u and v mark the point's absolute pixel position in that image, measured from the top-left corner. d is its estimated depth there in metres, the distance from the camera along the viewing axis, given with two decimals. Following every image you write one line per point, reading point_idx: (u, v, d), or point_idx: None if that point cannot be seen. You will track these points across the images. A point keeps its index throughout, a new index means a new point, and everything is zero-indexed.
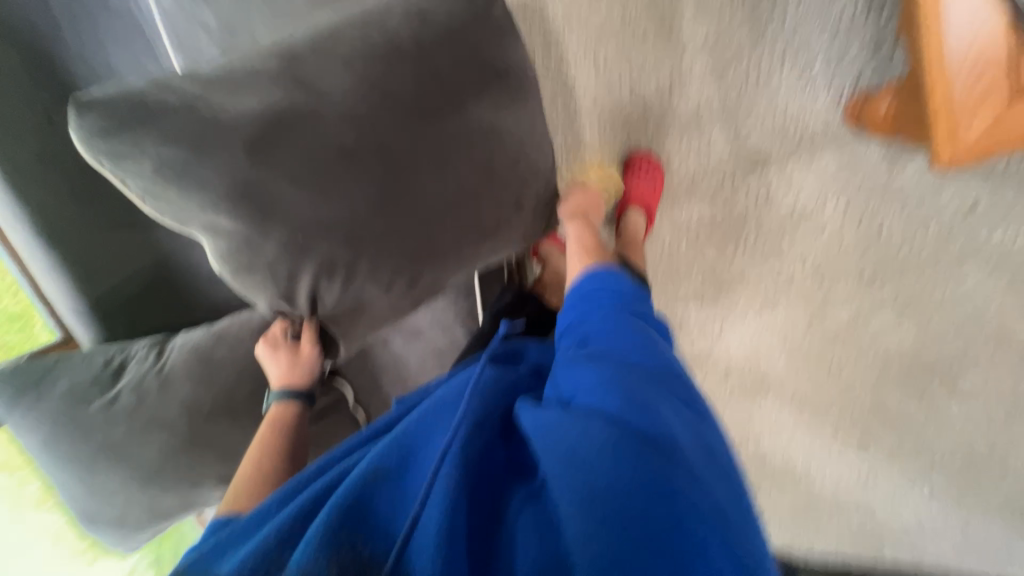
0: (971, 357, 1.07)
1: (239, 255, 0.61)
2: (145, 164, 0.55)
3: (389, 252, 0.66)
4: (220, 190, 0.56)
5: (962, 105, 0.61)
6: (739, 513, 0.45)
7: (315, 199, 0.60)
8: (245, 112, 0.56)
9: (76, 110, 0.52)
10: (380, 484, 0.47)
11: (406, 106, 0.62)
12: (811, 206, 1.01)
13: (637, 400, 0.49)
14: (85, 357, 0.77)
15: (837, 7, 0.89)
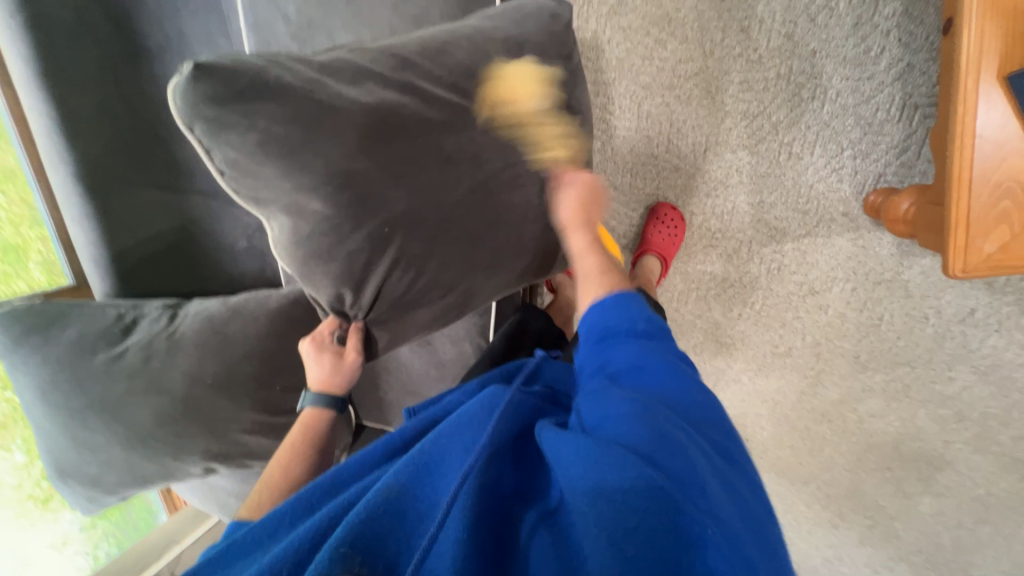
0: (948, 457, 1.10)
1: (321, 237, 0.62)
2: (253, 136, 0.57)
3: (459, 257, 0.69)
4: (325, 171, 0.59)
5: (980, 219, 0.61)
6: (772, 566, 0.41)
7: (409, 193, 0.64)
8: (357, 102, 0.60)
9: (198, 73, 0.54)
10: (395, 501, 0.46)
11: (499, 124, 0.68)
12: (819, 285, 1.05)
13: (667, 436, 0.45)
14: (98, 308, 0.78)
15: (874, 105, 0.93)
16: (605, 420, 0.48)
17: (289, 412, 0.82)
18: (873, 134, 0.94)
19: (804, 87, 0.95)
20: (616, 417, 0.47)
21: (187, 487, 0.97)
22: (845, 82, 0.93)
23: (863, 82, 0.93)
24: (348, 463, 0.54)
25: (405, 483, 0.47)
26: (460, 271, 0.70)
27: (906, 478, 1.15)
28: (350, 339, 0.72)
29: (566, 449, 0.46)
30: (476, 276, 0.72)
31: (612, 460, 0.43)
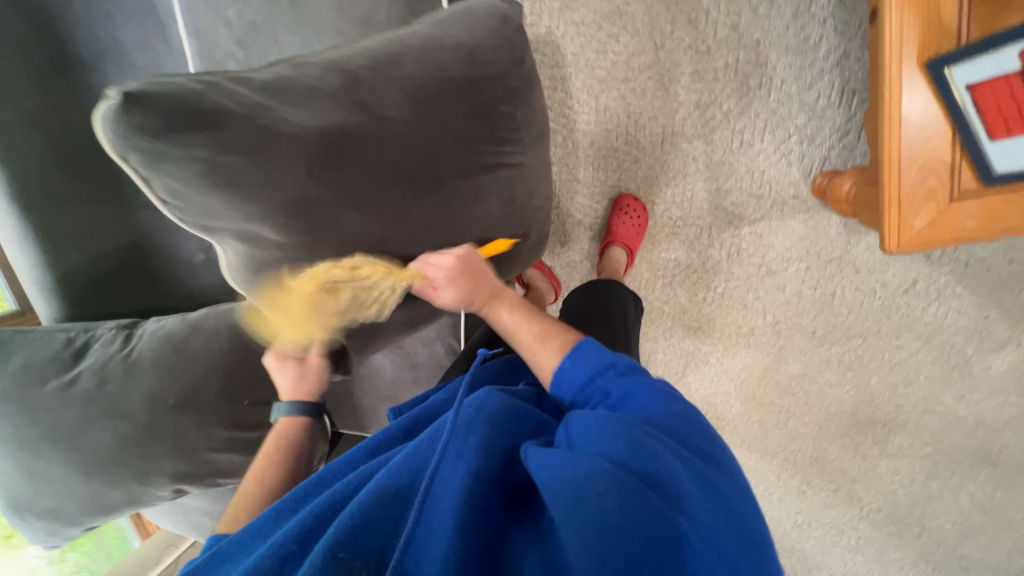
0: (900, 419, 1.17)
1: (275, 267, 0.62)
2: (191, 169, 0.53)
3: (416, 274, 0.72)
4: (274, 204, 0.57)
5: (910, 198, 0.65)
6: (752, 557, 0.43)
7: (365, 216, 0.63)
8: (307, 126, 0.57)
9: (122, 104, 0.48)
10: (385, 505, 0.45)
11: (453, 139, 0.68)
12: (776, 266, 1.10)
13: (646, 445, 0.47)
14: (45, 334, 0.74)
15: (816, 91, 0.97)
16: (585, 433, 0.49)
17: (262, 426, 0.82)
18: (817, 119, 0.99)
19: (751, 76, 0.99)
20: (598, 427, 0.49)
21: (157, 510, 0.94)
22: (789, 70, 0.97)
23: (805, 70, 0.97)
24: (333, 468, 0.53)
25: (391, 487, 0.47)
26: (418, 287, 0.73)
27: (864, 443, 1.22)
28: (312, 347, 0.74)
29: (548, 459, 0.48)
30: None
31: (592, 472, 0.44)
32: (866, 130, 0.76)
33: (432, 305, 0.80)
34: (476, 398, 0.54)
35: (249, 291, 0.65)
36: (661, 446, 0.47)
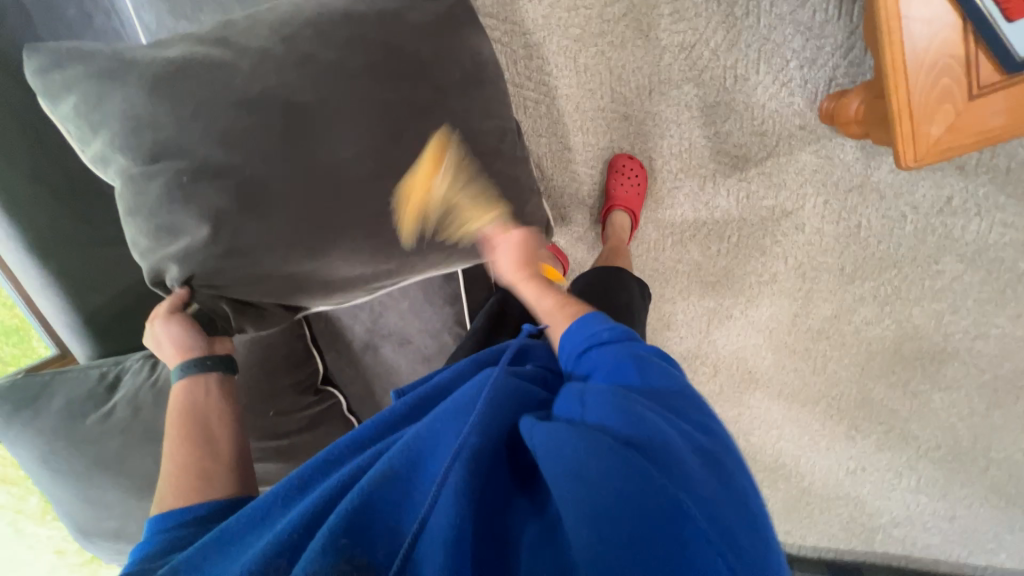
0: (951, 350, 1.09)
1: (130, 196, 0.64)
2: (72, 102, 0.64)
3: (281, 214, 0.64)
4: (120, 126, 0.62)
5: (923, 102, 0.58)
6: (760, 539, 0.41)
7: (209, 141, 0.62)
8: (163, 57, 0.64)
9: (36, 56, 0.65)
10: (388, 488, 0.45)
11: (323, 67, 0.65)
12: (791, 205, 1.03)
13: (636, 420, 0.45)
14: (81, 372, 0.79)
15: (810, 8, 0.89)
16: (587, 408, 0.48)
17: (289, 434, 0.89)
18: (815, 38, 0.91)
19: (736, 5, 0.91)
20: (595, 404, 0.48)
21: None
22: None
23: None
24: (337, 446, 0.53)
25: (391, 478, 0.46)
26: (284, 231, 0.65)
27: (913, 379, 1.14)
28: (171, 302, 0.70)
29: (545, 439, 0.46)
30: (310, 237, 0.66)
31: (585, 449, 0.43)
32: (866, 39, 0.69)
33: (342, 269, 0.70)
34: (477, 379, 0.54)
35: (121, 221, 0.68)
36: (661, 421, 0.46)
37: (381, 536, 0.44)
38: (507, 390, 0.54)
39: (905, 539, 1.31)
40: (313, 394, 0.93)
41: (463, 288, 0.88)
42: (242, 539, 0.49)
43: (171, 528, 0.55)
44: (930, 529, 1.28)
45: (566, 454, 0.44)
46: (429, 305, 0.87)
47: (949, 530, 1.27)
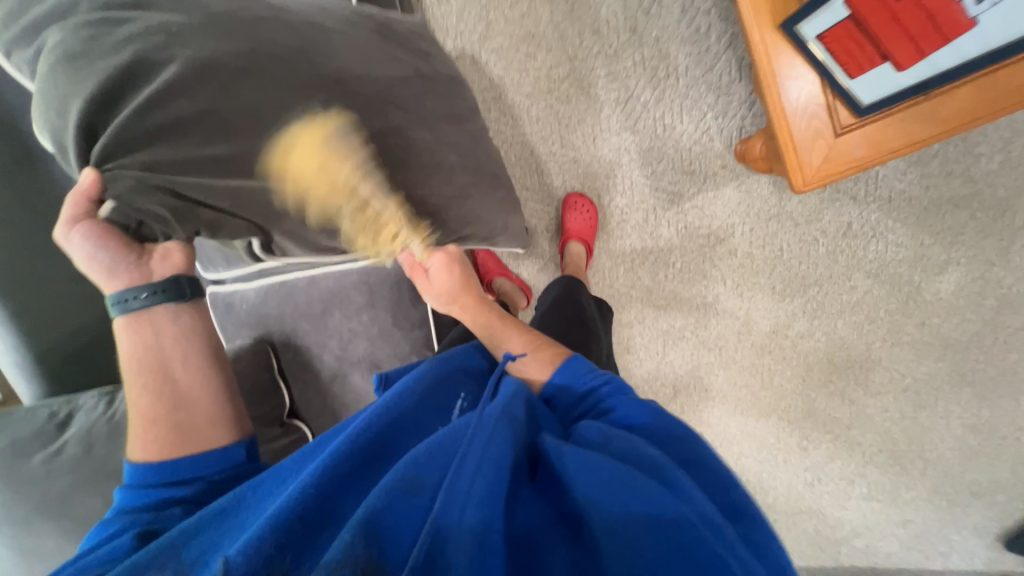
0: (875, 357, 1.22)
1: (82, 54, 0.57)
2: None
3: (266, 118, 0.62)
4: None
5: (800, 140, 0.73)
6: None
7: (210, 30, 0.61)
8: None
9: None
10: (396, 494, 0.44)
11: (347, 20, 0.73)
12: (723, 232, 1.17)
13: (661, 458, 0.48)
14: (28, 413, 0.77)
15: (716, 71, 1.08)
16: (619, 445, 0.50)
17: None
18: (725, 95, 1.09)
19: (659, 68, 1.09)
20: (624, 438, 0.51)
21: None
22: (689, 57, 1.08)
23: (703, 55, 1.07)
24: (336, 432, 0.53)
25: (414, 477, 0.46)
26: (265, 138, 0.63)
27: (848, 387, 1.26)
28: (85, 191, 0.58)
29: (569, 457, 0.48)
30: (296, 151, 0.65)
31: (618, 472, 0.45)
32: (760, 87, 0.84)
33: (291, 193, 0.65)
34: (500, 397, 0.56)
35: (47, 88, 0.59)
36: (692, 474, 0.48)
37: (397, 533, 0.42)
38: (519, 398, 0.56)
39: (867, 549, 1.35)
40: (278, 426, 0.92)
41: (429, 313, 0.93)
42: (219, 529, 0.44)
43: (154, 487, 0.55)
44: (889, 537, 1.33)
45: (597, 473, 0.46)
46: (398, 330, 0.91)
47: (905, 536, 1.32)
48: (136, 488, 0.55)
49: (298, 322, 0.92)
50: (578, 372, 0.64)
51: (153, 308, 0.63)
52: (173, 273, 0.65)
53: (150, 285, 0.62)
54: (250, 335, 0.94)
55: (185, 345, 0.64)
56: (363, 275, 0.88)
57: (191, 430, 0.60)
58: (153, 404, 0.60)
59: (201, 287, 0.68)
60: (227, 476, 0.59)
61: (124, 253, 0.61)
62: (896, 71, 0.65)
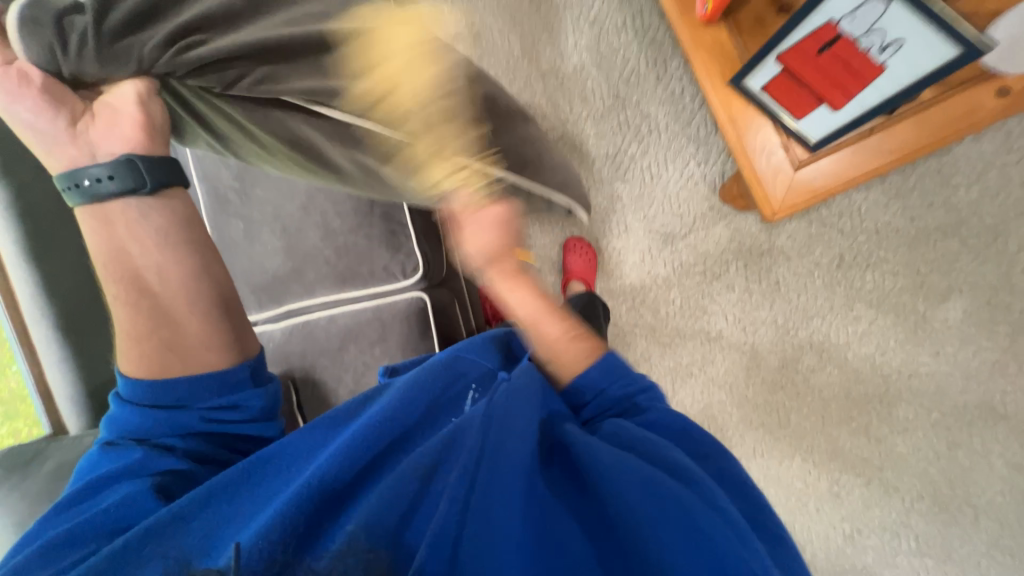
0: (894, 392, 1.18)
1: None
2: None
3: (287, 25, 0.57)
4: None
5: (765, 175, 0.81)
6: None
7: None
8: None
9: None
10: (403, 483, 0.48)
11: None
12: (718, 269, 1.22)
13: (682, 464, 0.48)
14: (76, 440, 0.85)
15: (693, 126, 1.20)
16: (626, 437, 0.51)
17: None
18: (704, 146, 1.20)
19: (641, 126, 1.22)
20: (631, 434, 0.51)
21: None
22: (667, 115, 1.21)
23: (681, 113, 1.21)
24: (342, 411, 0.56)
25: (422, 464, 0.49)
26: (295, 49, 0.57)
27: (871, 424, 1.20)
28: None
29: (583, 447, 0.50)
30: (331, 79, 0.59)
31: (643, 476, 0.46)
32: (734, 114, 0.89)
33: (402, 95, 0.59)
34: (512, 384, 0.56)
35: None
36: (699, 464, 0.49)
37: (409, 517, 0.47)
38: (535, 395, 0.55)
39: None
40: None
41: (437, 348, 0.98)
42: (241, 502, 0.49)
43: (149, 407, 0.55)
44: None
45: (615, 469, 0.47)
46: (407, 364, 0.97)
47: None
48: (133, 409, 0.55)
49: (318, 358, 1.00)
50: (615, 376, 0.60)
51: (112, 200, 0.56)
52: (127, 152, 0.55)
53: (97, 170, 0.54)
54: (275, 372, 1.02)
55: (163, 259, 0.57)
56: (377, 310, 0.98)
57: (182, 347, 0.57)
58: (135, 324, 0.57)
59: (171, 175, 0.58)
60: (224, 404, 0.57)
61: (49, 115, 0.54)
62: (834, 111, 0.71)
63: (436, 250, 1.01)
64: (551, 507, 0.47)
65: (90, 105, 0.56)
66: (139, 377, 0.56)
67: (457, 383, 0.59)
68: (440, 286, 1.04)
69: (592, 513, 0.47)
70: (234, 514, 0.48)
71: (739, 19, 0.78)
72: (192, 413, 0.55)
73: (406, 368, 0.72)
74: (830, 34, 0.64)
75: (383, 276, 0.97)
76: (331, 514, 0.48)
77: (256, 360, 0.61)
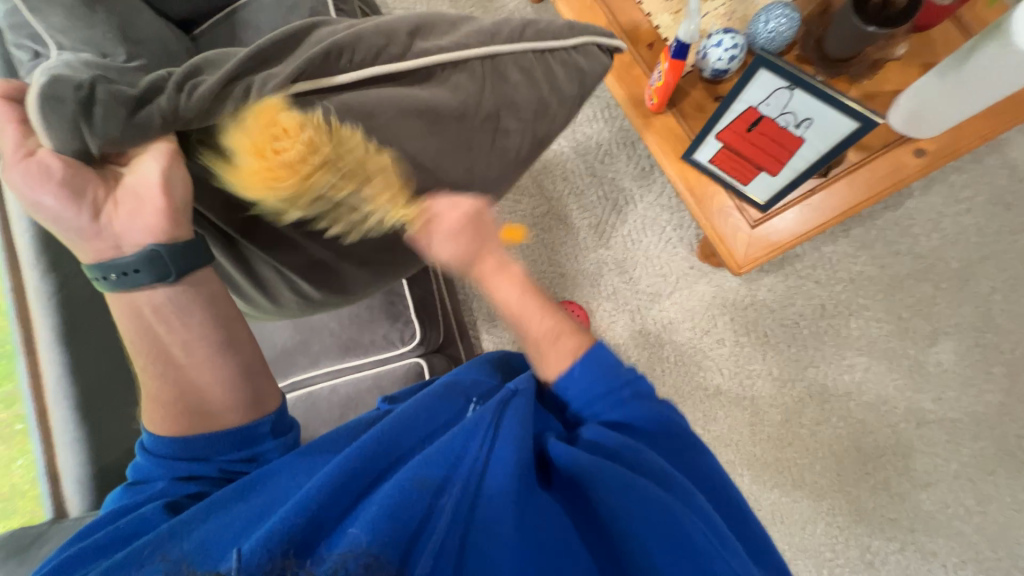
0: (906, 442, 1.15)
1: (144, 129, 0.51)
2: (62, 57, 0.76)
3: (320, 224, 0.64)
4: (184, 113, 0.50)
5: (724, 232, 0.90)
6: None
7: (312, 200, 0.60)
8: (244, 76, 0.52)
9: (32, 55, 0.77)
10: (403, 493, 0.48)
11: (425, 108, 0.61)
12: (706, 325, 1.26)
13: (653, 465, 0.52)
14: (78, 519, 0.87)
15: (665, 197, 1.33)
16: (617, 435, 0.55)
17: None
18: (677, 212, 1.32)
19: (617, 199, 1.35)
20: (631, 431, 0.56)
21: None
22: (641, 188, 1.34)
23: (652, 185, 1.34)
24: (342, 431, 0.57)
25: (428, 477, 0.50)
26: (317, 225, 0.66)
27: (890, 478, 1.15)
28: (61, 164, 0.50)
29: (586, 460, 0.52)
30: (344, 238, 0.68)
31: (642, 487, 0.50)
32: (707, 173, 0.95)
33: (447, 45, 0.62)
34: (512, 405, 0.58)
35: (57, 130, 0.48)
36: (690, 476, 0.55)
37: (407, 526, 0.46)
38: (533, 416, 0.58)
39: None
40: None
41: None
42: (234, 514, 0.48)
43: (166, 461, 0.55)
44: None
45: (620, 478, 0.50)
46: None
47: None
48: (152, 461, 0.55)
49: (319, 428, 1.02)
50: (604, 383, 0.60)
51: (144, 288, 0.55)
52: (151, 241, 0.54)
53: (125, 263, 0.53)
54: None
55: (190, 335, 0.57)
56: (377, 377, 1.02)
57: (200, 414, 0.56)
58: (158, 388, 0.57)
59: (195, 261, 0.56)
60: (241, 459, 0.56)
61: (74, 208, 0.51)
62: (773, 176, 0.81)
63: (433, 319, 1.08)
64: (538, 509, 0.51)
65: (111, 186, 0.53)
66: (162, 432, 0.56)
67: (458, 400, 0.61)
68: (437, 352, 1.09)
69: (586, 515, 0.53)
70: (224, 531, 0.46)
71: (682, 107, 0.90)
72: (212, 464, 0.55)
73: (405, 396, 0.72)
74: (754, 116, 0.75)
75: (383, 344, 1.04)
76: (322, 534, 0.45)
77: (276, 413, 0.60)
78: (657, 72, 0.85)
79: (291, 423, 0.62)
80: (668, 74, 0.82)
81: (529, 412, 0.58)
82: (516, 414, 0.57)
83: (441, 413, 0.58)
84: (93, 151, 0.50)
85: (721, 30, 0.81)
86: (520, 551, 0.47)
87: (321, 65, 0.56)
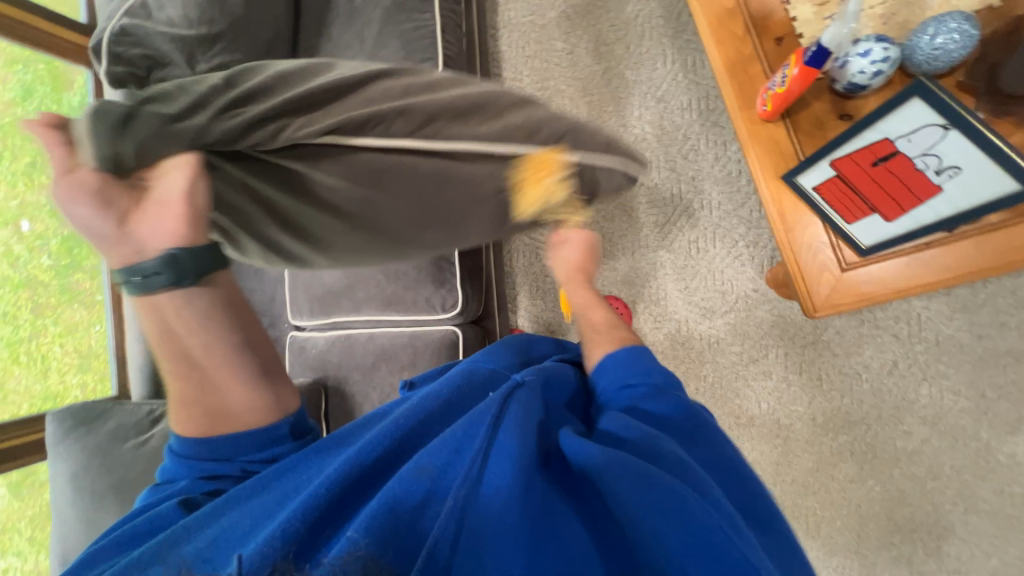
0: (947, 524, 1.06)
1: (172, 138, 0.51)
2: None
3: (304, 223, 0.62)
4: (212, 126, 0.53)
5: (809, 273, 0.81)
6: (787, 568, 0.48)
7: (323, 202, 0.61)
8: (293, 106, 0.57)
9: None
10: (403, 492, 0.46)
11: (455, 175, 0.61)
12: (756, 353, 1.18)
13: (669, 454, 0.49)
14: (135, 406, 0.97)
15: (746, 209, 1.21)
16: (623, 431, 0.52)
17: None
18: (755, 228, 1.20)
19: (692, 201, 1.24)
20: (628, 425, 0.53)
21: None
22: (721, 194, 1.23)
23: (734, 193, 1.22)
24: (355, 424, 0.59)
25: (429, 465, 0.48)
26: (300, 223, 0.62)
27: (916, 555, 1.07)
28: (89, 175, 0.47)
29: (593, 456, 0.48)
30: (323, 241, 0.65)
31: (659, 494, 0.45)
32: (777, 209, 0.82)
33: (484, 133, 0.60)
34: (514, 397, 0.55)
35: (92, 137, 0.48)
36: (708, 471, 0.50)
37: (409, 515, 0.46)
38: (535, 408, 0.55)
39: None
40: None
41: None
42: (248, 510, 0.50)
43: (190, 461, 0.57)
44: None
45: (630, 481, 0.46)
46: None
47: None
48: (178, 459, 0.57)
49: (351, 372, 1.07)
50: (634, 370, 0.61)
51: (159, 293, 0.50)
52: (169, 246, 0.49)
53: (145, 265, 0.49)
54: (309, 378, 1.10)
55: (213, 338, 0.54)
56: (412, 337, 1.04)
57: (225, 414, 0.57)
58: (185, 389, 0.56)
59: (212, 264, 0.52)
60: (260, 461, 0.58)
61: (102, 214, 0.47)
62: (886, 222, 0.72)
63: (476, 290, 1.07)
64: (550, 504, 0.48)
65: (140, 197, 0.50)
66: (187, 435, 0.57)
67: (470, 393, 0.59)
68: (473, 324, 1.09)
69: (597, 510, 0.49)
70: (237, 530, 0.48)
71: (797, 119, 0.80)
72: (235, 465, 0.56)
73: (424, 383, 0.74)
74: (886, 149, 0.65)
75: (423, 307, 1.04)
76: (338, 515, 0.47)
77: (295, 415, 0.61)
78: (780, 75, 0.74)
79: (308, 426, 0.64)
80: (795, 80, 0.71)
81: (534, 402, 0.56)
82: (518, 405, 0.54)
83: (450, 407, 0.57)
84: (127, 163, 0.49)
85: (874, 38, 0.69)
86: (523, 546, 0.45)
87: (353, 128, 0.57)
